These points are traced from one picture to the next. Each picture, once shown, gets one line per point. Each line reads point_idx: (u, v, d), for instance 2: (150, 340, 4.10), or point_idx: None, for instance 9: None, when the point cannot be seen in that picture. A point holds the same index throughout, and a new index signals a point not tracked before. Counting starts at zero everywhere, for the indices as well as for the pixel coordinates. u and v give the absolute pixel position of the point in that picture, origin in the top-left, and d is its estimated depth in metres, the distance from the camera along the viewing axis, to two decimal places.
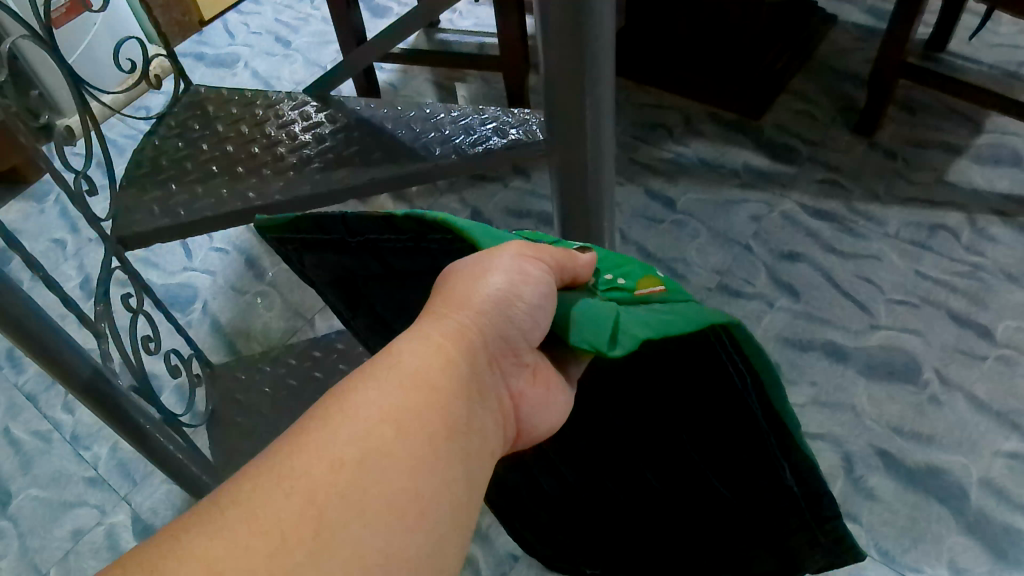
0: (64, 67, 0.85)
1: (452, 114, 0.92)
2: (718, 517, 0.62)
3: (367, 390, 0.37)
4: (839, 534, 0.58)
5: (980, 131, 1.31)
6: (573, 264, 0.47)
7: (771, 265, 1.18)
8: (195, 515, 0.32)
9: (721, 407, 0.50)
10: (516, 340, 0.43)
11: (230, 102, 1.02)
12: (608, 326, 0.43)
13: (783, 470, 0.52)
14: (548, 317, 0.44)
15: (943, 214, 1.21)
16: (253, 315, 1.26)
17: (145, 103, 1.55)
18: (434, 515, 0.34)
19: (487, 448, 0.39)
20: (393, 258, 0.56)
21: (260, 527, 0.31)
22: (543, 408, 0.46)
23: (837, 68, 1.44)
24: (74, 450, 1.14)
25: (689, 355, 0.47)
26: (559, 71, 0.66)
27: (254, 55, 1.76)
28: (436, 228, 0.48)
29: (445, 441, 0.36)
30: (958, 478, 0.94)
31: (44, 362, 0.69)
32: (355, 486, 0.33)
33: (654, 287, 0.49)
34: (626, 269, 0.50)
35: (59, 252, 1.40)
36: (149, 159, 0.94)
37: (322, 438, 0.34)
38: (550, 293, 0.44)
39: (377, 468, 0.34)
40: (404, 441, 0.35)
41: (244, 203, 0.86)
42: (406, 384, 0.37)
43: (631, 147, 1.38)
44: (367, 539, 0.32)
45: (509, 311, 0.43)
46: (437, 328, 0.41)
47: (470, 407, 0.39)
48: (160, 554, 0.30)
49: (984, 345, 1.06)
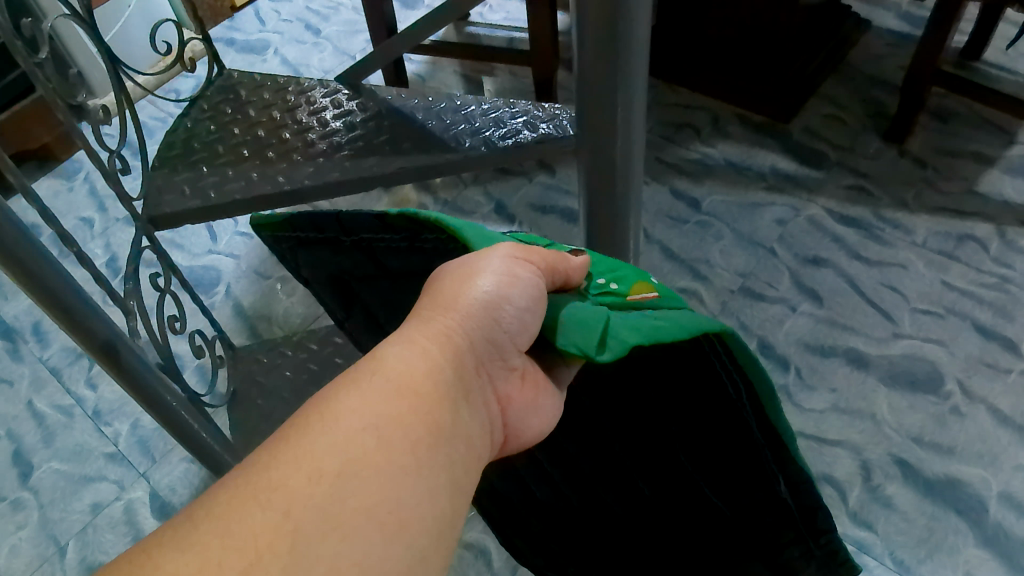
0: (103, 45, 0.86)
1: (482, 107, 0.92)
2: (713, 532, 0.63)
3: (349, 398, 0.37)
4: (832, 545, 0.62)
5: (1014, 141, 1.29)
6: (566, 267, 0.48)
7: (795, 270, 1.18)
8: (169, 530, 0.32)
9: (721, 421, 0.52)
10: (501, 345, 0.44)
11: (262, 88, 1.02)
12: (598, 331, 0.43)
13: (778, 482, 0.55)
14: (537, 320, 0.45)
15: (972, 225, 1.19)
16: (274, 301, 1.27)
17: (175, 86, 1.57)
18: (415, 524, 0.34)
19: (472, 458, 0.40)
20: (388, 258, 0.58)
21: (234, 542, 0.31)
22: (531, 412, 0.47)
23: (869, 73, 1.43)
24: (96, 426, 1.16)
25: (682, 362, 0.49)
26: (592, 66, 0.66)
27: (284, 42, 1.77)
28: (431, 228, 0.49)
29: (428, 450, 0.37)
30: (977, 491, 0.93)
31: (75, 331, 0.70)
32: (335, 497, 0.33)
33: (648, 292, 0.50)
34: (618, 273, 0.51)
35: (86, 231, 1.42)
36: (181, 141, 0.95)
37: (302, 449, 0.35)
38: (537, 294, 0.44)
39: (357, 479, 0.34)
40: (385, 451, 0.35)
41: (274, 186, 0.87)
42: (389, 392, 0.38)
43: (658, 146, 1.38)
44: (346, 550, 0.32)
45: (497, 315, 0.44)
46: (424, 331, 0.42)
47: (454, 415, 0.39)
48: (134, 568, 0.30)
49: (1009, 359, 1.05)
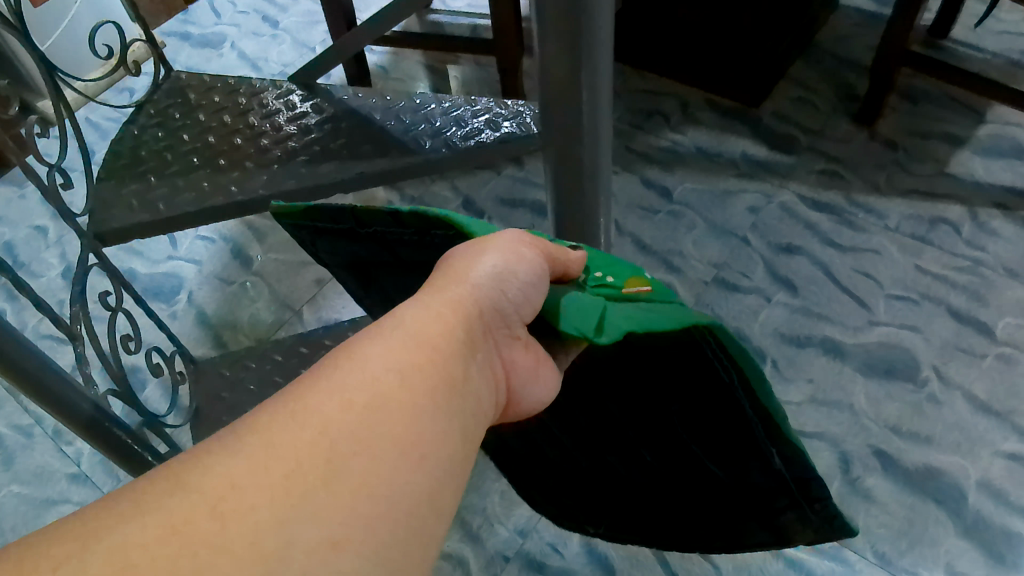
0: (37, 55, 0.81)
1: (443, 105, 0.89)
2: (710, 497, 0.60)
3: (367, 348, 0.35)
4: (830, 514, 0.54)
5: (982, 121, 1.28)
6: (565, 258, 0.47)
7: (769, 259, 1.16)
8: (181, 468, 0.30)
9: (710, 394, 0.49)
10: (509, 313, 0.42)
11: (212, 90, 0.97)
12: (595, 316, 0.43)
13: (771, 456, 0.50)
14: (541, 294, 0.43)
15: (944, 208, 1.18)
16: (241, 306, 1.23)
17: (129, 85, 1.51)
18: (432, 467, 0.33)
19: (481, 413, 0.38)
20: (402, 249, 0.55)
21: (247, 479, 0.29)
22: (531, 381, 0.44)
23: (838, 54, 1.41)
24: (57, 446, 1.12)
25: (675, 345, 0.45)
26: (554, 61, 0.64)
27: (241, 35, 1.71)
28: (440, 225, 0.47)
29: (444, 399, 0.35)
30: (956, 480, 0.93)
31: (14, 378, 0.64)
32: (356, 437, 0.31)
33: (642, 287, 0.48)
34: (614, 268, 0.50)
35: (40, 240, 1.36)
36: (128, 151, 0.91)
37: (318, 393, 0.33)
38: (540, 275, 0.43)
39: (378, 421, 0.32)
40: (404, 396, 0.33)
41: (226, 198, 0.83)
42: (407, 343, 0.36)
43: (628, 134, 1.35)
44: (361, 485, 0.30)
45: (504, 286, 0.41)
46: (436, 295, 0.40)
47: (467, 368, 0.37)
48: (142, 505, 0.28)
49: (984, 343, 1.04)
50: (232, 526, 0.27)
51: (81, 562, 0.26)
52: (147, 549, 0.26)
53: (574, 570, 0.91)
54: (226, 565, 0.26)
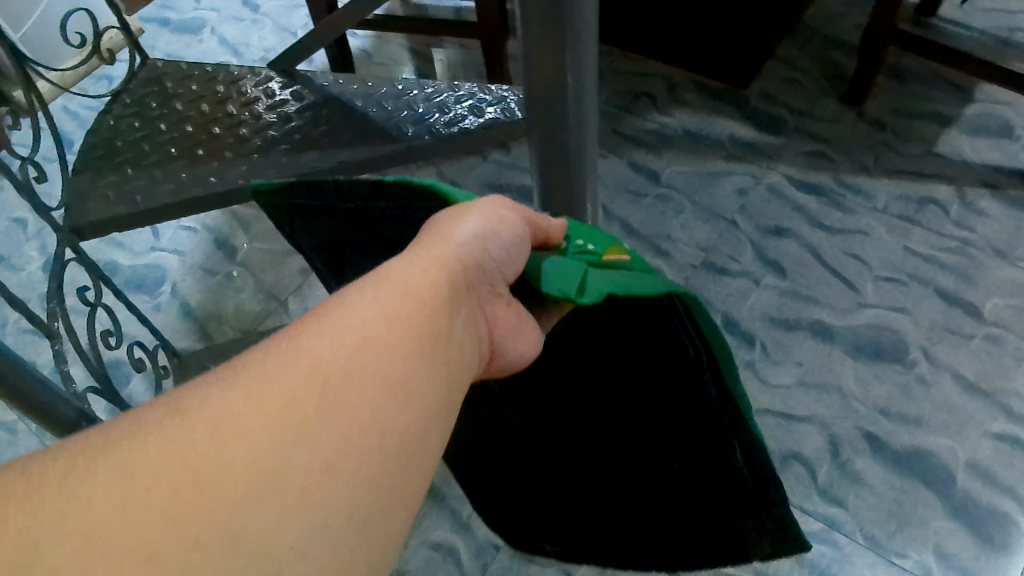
0: (6, 44, 0.79)
1: (426, 91, 0.88)
2: (670, 499, 0.60)
3: (353, 297, 0.34)
4: (785, 520, 0.55)
5: (970, 99, 1.28)
6: (546, 222, 0.46)
7: (757, 241, 1.16)
8: (163, 406, 0.29)
9: (677, 380, 0.48)
10: (493, 269, 0.40)
11: (190, 78, 0.95)
12: (578, 279, 0.42)
13: (734, 450, 0.50)
14: (524, 255, 0.42)
15: (932, 188, 1.18)
16: (225, 297, 1.22)
17: (108, 73, 1.48)
18: (419, 415, 0.32)
19: (468, 366, 0.37)
20: (379, 226, 0.54)
21: (227, 419, 0.28)
22: (515, 335, 0.42)
23: (826, 33, 1.40)
24: (41, 442, 1.10)
25: (641, 317, 0.45)
26: (537, 44, 0.62)
27: (221, 19, 1.68)
28: (422, 194, 0.46)
29: (430, 349, 0.34)
30: (944, 460, 0.93)
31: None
32: (339, 383, 0.30)
33: (622, 255, 0.47)
34: (595, 234, 0.48)
35: (20, 232, 1.34)
36: (104, 142, 0.89)
37: (302, 340, 0.32)
38: (524, 234, 0.42)
39: (367, 366, 0.31)
40: (390, 343, 0.33)
41: (204, 188, 0.81)
42: (397, 292, 0.35)
43: (615, 117, 1.33)
44: (343, 431, 0.29)
45: (488, 243, 0.40)
46: (425, 246, 0.38)
47: (454, 319, 0.36)
48: (120, 437, 0.28)
49: (972, 324, 1.04)
50: (219, 457, 0.27)
51: (81, 481, 0.26)
52: (143, 471, 0.26)
53: None
54: (203, 501, 0.26)
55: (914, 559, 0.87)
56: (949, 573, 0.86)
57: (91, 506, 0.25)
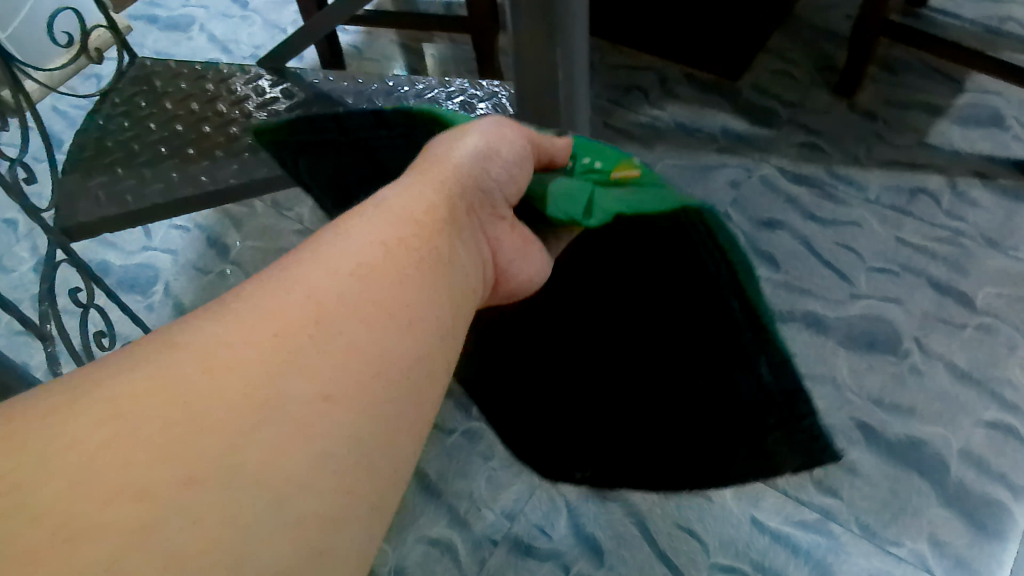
0: None
1: (417, 87, 0.86)
2: (676, 367, 0.75)
3: (351, 232, 0.41)
4: (779, 367, 0.70)
5: (960, 89, 1.28)
6: (551, 146, 0.57)
7: (750, 233, 1.16)
8: (199, 318, 0.35)
9: (684, 252, 0.61)
10: (488, 194, 0.50)
11: (178, 77, 0.92)
12: (585, 197, 0.55)
13: (733, 305, 0.63)
14: (520, 174, 0.52)
15: (924, 178, 1.18)
16: (218, 296, 1.21)
17: (96, 72, 1.47)
18: (419, 328, 0.38)
19: (464, 286, 0.44)
20: (377, 143, 0.71)
21: (251, 331, 0.34)
22: (519, 258, 0.53)
23: (817, 25, 1.40)
24: None
25: (659, 232, 0.60)
26: (527, 36, 0.62)
27: (210, 17, 1.67)
28: (446, 128, 0.60)
29: (424, 274, 0.40)
30: (938, 450, 0.94)
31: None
32: (349, 301, 0.37)
33: (629, 171, 0.58)
34: (602, 154, 0.59)
35: (10, 233, 1.33)
36: (93, 142, 0.90)
37: (316, 259, 0.38)
38: (522, 156, 0.53)
39: (368, 287, 0.38)
40: (387, 271, 0.39)
41: (199, 187, 0.87)
42: (393, 224, 0.42)
43: (606, 110, 1.33)
44: (354, 341, 0.36)
45: (484, 167, 0.50)
46: (418, 187, 0.46)
47: (448, 243, 0.44)
48: (154, 354, 0.33)
49: (964, 313, 1.05)
50: (236, 373, 0.33)
51: (108, 399, 0.31)
52: (166, 387, 0.31)
53: (561, 551, 0.91)
54: (224, 408, 0.31)
55: (910, 548, 0.88)
56: (944, 560, 0.87)
57: (124, 404, 0.31)
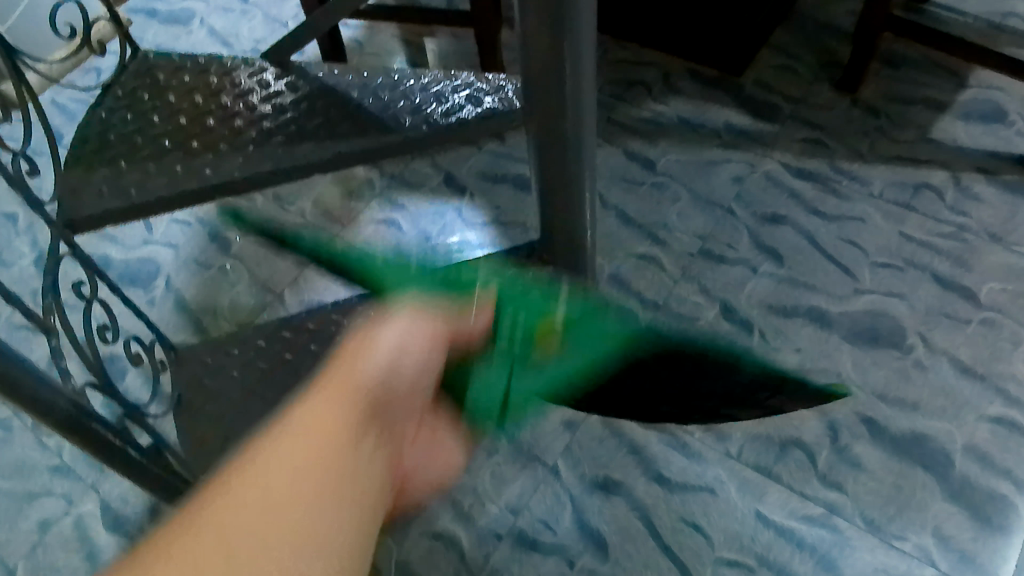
0: None
1: (422, 80, 0.87)
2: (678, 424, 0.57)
3: (261, 452, 0.37)
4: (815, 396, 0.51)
5: (964, 85, 1.28)
6: (467, 329, 0.47)
7: (753, 229, 1.16)
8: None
9: (643, 375, 0.49)
10: (404, 385, 0.43)
11: (182, 71, 0.94)
12: (502, 394, 0.50)
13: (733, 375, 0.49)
14: (437, 365, 0.45)
15: (927, 174, 1.18)
16: (221, 290, 1.21)
17: (96, 65, 1.46)
18: (340, 535, 0.37)
19: (380, 479, 0.40)
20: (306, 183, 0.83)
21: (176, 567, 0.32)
22: (430, 458, 0.51)
23: (820, 20, 1.40)
24: (37, 438, 1.09)
25: (634, 371, 0.50)
26: (534, 35, 0.62)
27: (210, 10, 1.66)
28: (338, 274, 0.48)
29: (340, 486, 0.37)
30: (942, 445, 0.94)
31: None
32: (267, 526, 0.34)
33: (551, 334, 0.47)
34: (527, 300, 0.47)
35: (10, 227, 1.32)
36: (95, 135, 0.88)
37: (217, 501, 0.35)
38: (437, 346, 0.45)
39: (283, 515, 0.35)
40: (310, 480, 0.36)
41: (200, 181, 0.81)
42: (298, 434, 0.37)
43: (609, 105, 1.33)
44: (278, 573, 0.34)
45: (395, 365, 0.43)
46: (326, 380, 0.40)
47: (359, 459, 0.39)
48: None
49: (968, 308, 1.05)
50: None
51: None
52: None
53: (566, 546, 0.91)
54: None
55: (913, 542, 0.88)
56: (947, 554, 0.87)
57: None
